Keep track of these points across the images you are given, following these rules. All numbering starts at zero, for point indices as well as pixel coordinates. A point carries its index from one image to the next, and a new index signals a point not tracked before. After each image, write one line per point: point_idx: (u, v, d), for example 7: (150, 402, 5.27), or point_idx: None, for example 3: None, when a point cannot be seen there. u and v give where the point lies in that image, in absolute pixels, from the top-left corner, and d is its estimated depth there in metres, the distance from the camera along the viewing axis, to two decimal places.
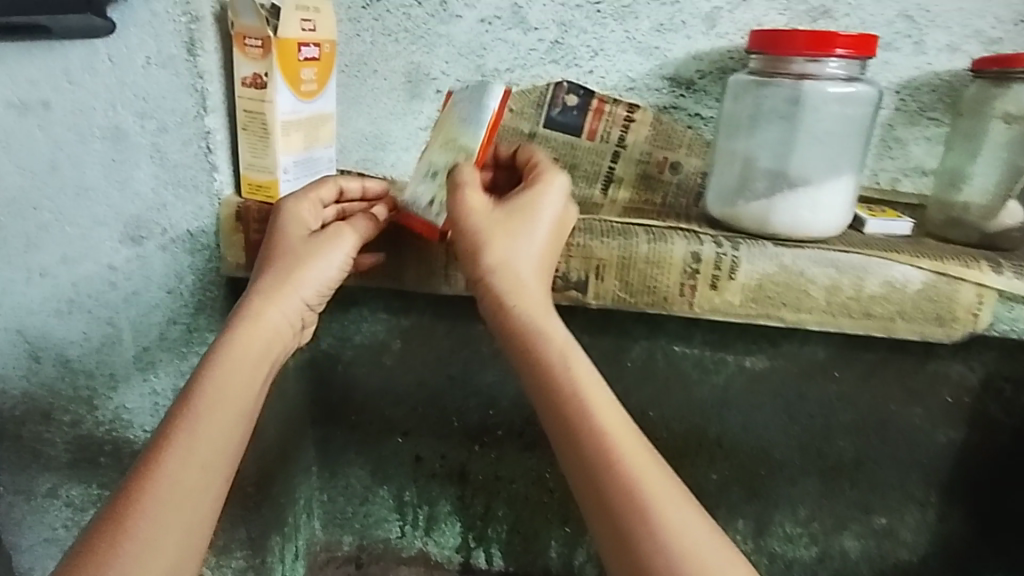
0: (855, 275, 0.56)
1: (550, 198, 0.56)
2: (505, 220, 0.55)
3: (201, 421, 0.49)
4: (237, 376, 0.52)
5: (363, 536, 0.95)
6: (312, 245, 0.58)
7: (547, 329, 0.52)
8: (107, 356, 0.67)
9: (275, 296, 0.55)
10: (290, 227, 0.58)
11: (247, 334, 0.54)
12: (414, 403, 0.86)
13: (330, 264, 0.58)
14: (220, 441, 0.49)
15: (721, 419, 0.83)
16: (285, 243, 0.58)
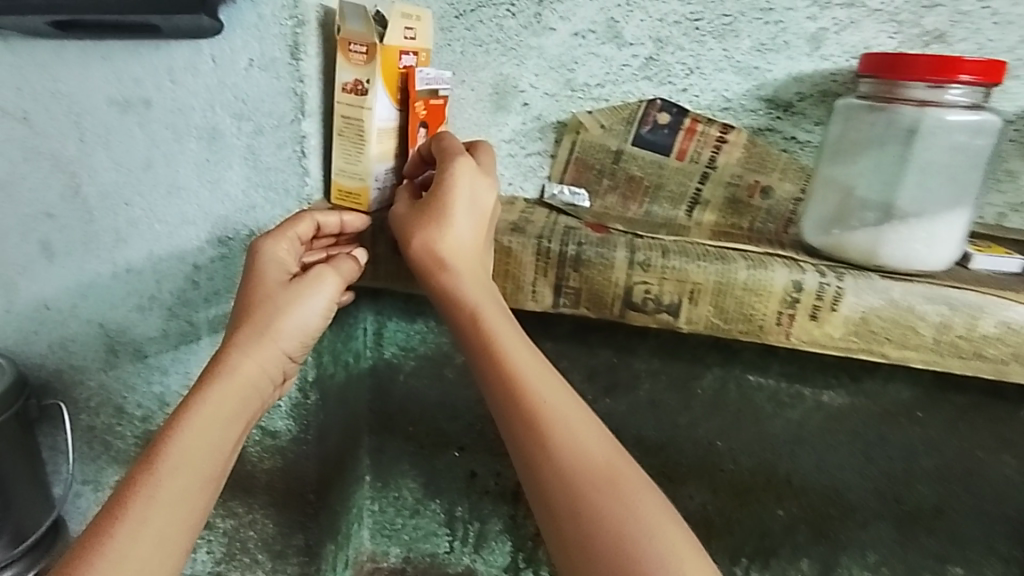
0: (970, 315, 0.53)
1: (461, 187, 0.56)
2: (423, 226, 0.56)
3: (170, 478, 0.47)
4: (209, 434, 0.49)
5: (410, 549, 0.93)
6: (291, 289, 0.55)
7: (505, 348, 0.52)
8: (183, 354, 0.68)
9: (255, 344, 0.53)
10: (267, 273, 0.55)
11: (226, 386, 0.51)
12: (473, 417, 0.85)
13: (313, 308, 0.55)
14: (184, 501, 0.47)
15: (793, 455, 0.79)
16: (265, 289, 0.54)
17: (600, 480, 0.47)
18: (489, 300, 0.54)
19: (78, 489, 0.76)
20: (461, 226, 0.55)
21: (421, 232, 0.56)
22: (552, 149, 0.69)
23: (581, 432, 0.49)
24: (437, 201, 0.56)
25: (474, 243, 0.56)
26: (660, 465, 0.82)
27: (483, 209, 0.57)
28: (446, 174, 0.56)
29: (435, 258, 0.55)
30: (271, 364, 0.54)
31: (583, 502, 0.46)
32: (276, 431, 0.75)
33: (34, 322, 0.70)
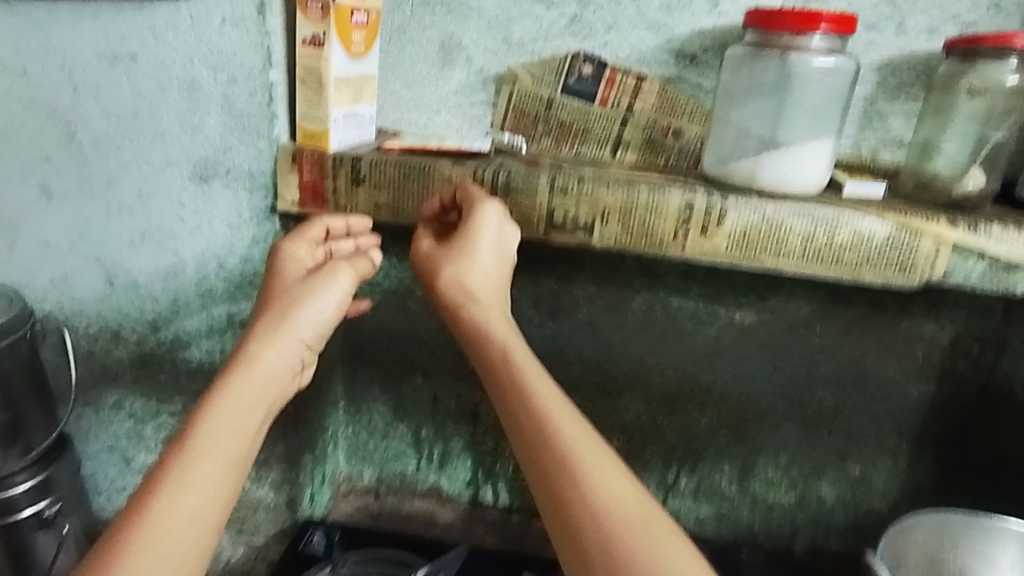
0: (829, 226, 0.64)
1: (487, 228, 0.65)
2: (450, 263, 0.65)
3: (206, 453, 0.53)
4: (238, 415, 0.55)
5: (382, 469, 1.05)
6: (308, 284, 0.64)
7: (513, 353, 0.60)
8: (173, 283, 0.77)
9: (276, 335, 0.60)
10: (287, 274, 0.65)
11: (250, 374, 0.58)
12: (434, 343, 0.95)
13: (324, 306, 0.63)
14: (219, 470, 0.52)
15: (712, 368, 0.91)
16: (284, 282, 0.64)
17: (591, 464, 0.53)
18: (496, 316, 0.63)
19: (80, 411, 0.85)
20: (482, 263, 0.65)
21: (449, 263, 0.65)
22: (494, 98, 0.78)
23: (577, 425, 0.55)
24: (462, 241, 0.65)
25: (489, 273, 0.66)
26: (599, 381, 0.94)
27: (502, 246, 0.66)
28: (473, 217, 0.65)
29: (463, 293, 0.64)
30: (290, 357, 0.60)
31: (580, 485, 0.52)
32: None
33: (35, 258, 0.79)
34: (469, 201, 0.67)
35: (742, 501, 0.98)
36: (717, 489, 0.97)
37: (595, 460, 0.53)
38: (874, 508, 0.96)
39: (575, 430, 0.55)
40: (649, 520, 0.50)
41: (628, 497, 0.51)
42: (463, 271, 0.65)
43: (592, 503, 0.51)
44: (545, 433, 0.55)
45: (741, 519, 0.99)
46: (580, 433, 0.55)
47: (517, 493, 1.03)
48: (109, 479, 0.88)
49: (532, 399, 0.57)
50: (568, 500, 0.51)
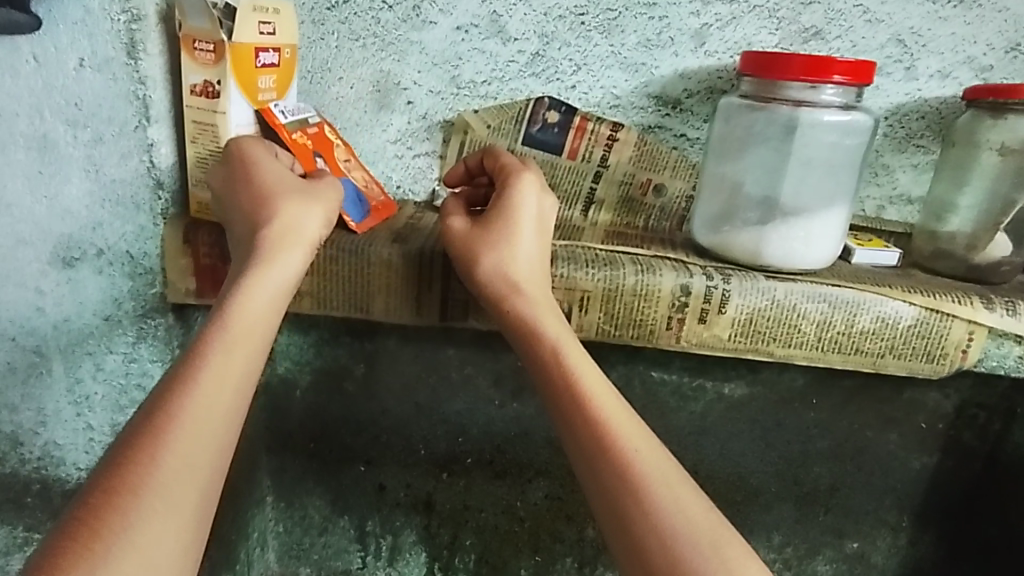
0: (848, 312, 0.54)
1: (527, 197, 0.53)
2: (489, 243, 0.52)
3: (193, 410, 0.41)
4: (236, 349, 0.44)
5: (321, 568, 0.89)
6: (295, 191, 0.51)
7: (568, 344, 0.49)
8: (34, 389, 0.59)
9: (271, 269, 0.48)
10: (263, 174, 0.51)
11: (239, 319, 0.45)
12: (377, 430, 0.81)
13: (306, 217, 0.51)
14: (210, 423, 0.41)
15: (697, 447, 0.81)
16: (267, 184, 0.51)
17: (661, 471, 0.43)
18: (543, 293, 0.52)
19: None
20: (525, 244, 0.52)
21: (487, 245, 0.52)
22: (440, 150, 0.65)
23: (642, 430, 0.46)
24: (502, 210, 0.53)
25: (539, 250, 0.53)
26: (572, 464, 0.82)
27: (548, 219, 0.54)
28: (512, 187, 0.53)
29: (508, 283, 0.52)
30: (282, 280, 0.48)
31: (645, 499, 0.42)
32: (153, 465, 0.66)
33: None
34: (505, 171, 0.55)
35: None
36: None
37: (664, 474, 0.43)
38: None
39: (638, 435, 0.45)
40: (721, 537, 0.41)
41: (700, 516, 0.42)
42: (511, 254, 0.52)
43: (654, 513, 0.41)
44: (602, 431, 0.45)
45: None
46: (640, 435, 0.45)
47: None
48: None
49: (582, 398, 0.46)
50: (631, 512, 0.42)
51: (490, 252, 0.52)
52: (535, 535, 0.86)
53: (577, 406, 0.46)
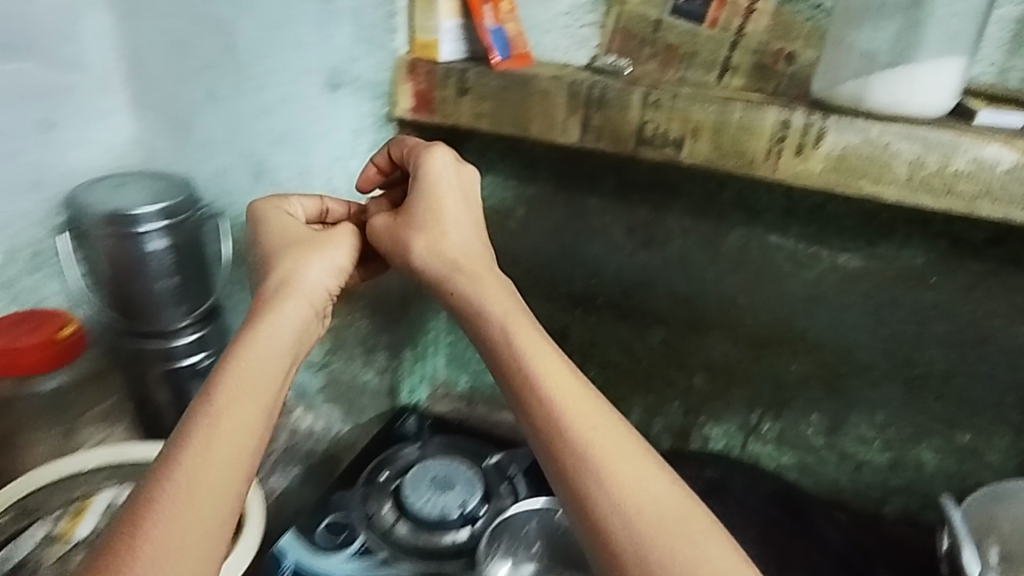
0: (942, 154, 0.60)
1: (437, 165, 0.70)
2: (415, 228, 0.68)
3: (224, 431, 0.53)
4: (256, 388, 0.56)
5: (476, 380, 1.11)
6: (308, 258, 0.67)
7: (513, 337, 0.59)
8: (303, 183, 0.87)
9: (283, 322, 0.61)
10: (286, 232, 0.70)
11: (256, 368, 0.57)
12: (529, 265, 1.00)
13: (315, 282, 0.66)
14: (232, 447, 0.52)
15: (808, 314, 0.88)
16: (287, 246, 0.68)
17: (609, 448, 0.52)
18: (484, 289, 0.63)
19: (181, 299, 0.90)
20: (450, 225, 0.68)
21: (416, 233, 0.68)
22: (601, 21, 0.80)
23: (591, 407, 0.55)
24: (419, 204, 0.68)
25: (459, 233, 0.68)
26: (687, 315, 0.95)
27: (466, 186, 0.70)
28: (423, 171, 0.69)
29: (449, 266, 0.66)
30: (297, 314, 0.63)
31: (592, 475, 0.51)
32: None
33: (200, 155, 0.91)
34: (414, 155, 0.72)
35: (829, 455, 0.95)
36: (803, 439, 0.96)
37: (625, 456, 0.52)
38: (983, 483, 0.90)
39: (597, 429, 0.53)
40: (687, 512, 0.50)
41: (665, 493, 0.50)
42: (436, 242, 0.67)
43: (614, 490, 0.50)
44: (551, 416, 0.54)
45: (826, 475, 0.96)
46: (598, 419, 0.54)
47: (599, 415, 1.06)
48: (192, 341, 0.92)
49: (540, 394, 0.55)
50: (586, 485, 0.50)
51: (421, 239, 0.67)
52: (650, 375, 1.01)
53: (539, 400, 0.55)
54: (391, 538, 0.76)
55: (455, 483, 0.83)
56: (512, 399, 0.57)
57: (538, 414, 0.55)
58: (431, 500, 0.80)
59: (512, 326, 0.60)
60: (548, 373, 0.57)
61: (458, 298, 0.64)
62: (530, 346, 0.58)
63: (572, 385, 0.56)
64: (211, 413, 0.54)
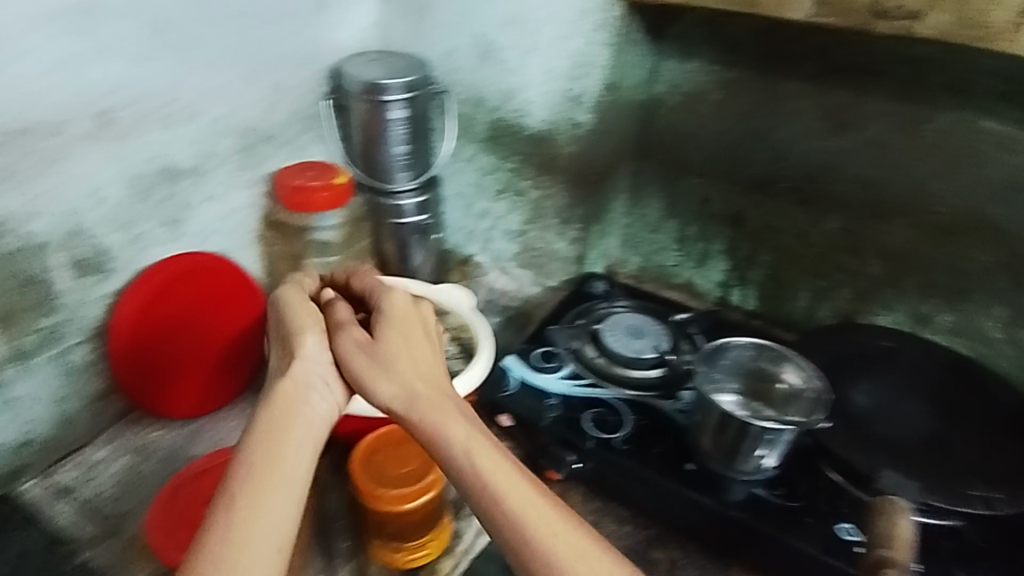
0: None
1: (397, 344, 0.69)
2: (376, 377, 0.67)
3: (257, 491, 0.57)
4: (276, 451, 0.60)
5: (647, 261, 1.21)
6: (302, 346, 0.69)
7: (472, 440, 0.62)
8: (528, 62, 0.99)
9: (297, 399, 0.65)
10: (293, 319, 0.71)
11: (275, 440, 0.61)
12: (716, 149, 1.07)
13: (325, 369, 0.68)
14: (263, 504, 0.56)
15: (1006, 202, 0.89)
16: (297, 326, 0.70)
17: (553, 526, 0.56)
18: (440, 395, 0.66)
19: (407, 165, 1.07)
20: (407, 375, 0.67)
21: (380, 378, 0.67)
22: None
23: (532, 492, 0.59)
24: (360, 364, 0.68)
25: (418, 370, 0.68)
26: (870, 201, 0.98)
27: (427, 361, 0.70)
28: (385, 336, 0.70)
29: (412, 406, 0.65)
30: (297, 386, 0.66)
31: (530, 557, 0.55)
32: (580, 122, 1.03)
33: (435, 36, 1.05)
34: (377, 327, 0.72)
35: (1007, 349, 0.97)
36: (978, 331, 0.98)
37: (595, 563, 0.55)
38: None
39: (566, 529, 0.56)
40: None
41: None
42: (401, 387, 0.66)
43: None
44: (496, 515, 0.57)
45: (997, 367, 0.99)
46: (573, 533, 0.56)
47: (764, 299, 1.14)
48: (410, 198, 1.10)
49: (504, 503, 0.58)
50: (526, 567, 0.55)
51: (382, 386, 0.67)
52: (821, 261, 1.06)
53: (504, 510, 0.57)
54: (593, 366, 0.91)
55: (646, 333, 0.95)
56: (466, 500, 0.60)
57: (501, 518, 0.57)
58: (627, 342, 0.93)
59: (463, 433, 0.62)
60: (512, 487, 0.59)
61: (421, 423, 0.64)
62: (472, 441, 0.62)
63: (529, 491, 0.59)
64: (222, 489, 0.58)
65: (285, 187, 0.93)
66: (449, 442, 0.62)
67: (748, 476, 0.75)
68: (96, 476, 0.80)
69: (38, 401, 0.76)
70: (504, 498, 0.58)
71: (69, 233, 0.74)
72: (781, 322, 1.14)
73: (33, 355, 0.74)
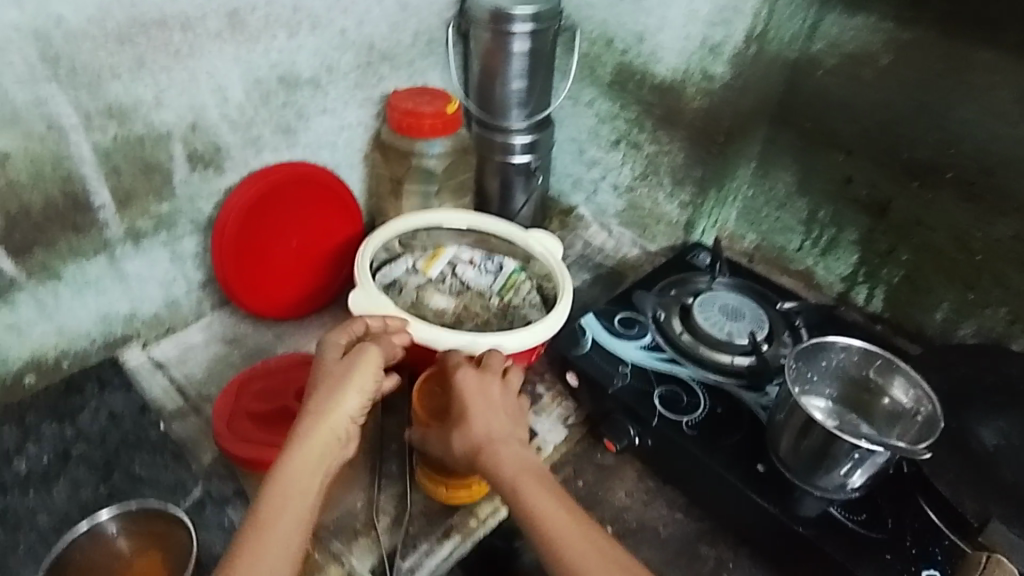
0: None
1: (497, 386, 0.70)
2: (481, 418, 0.68)
3: (273, 534, 0.55)
4: (298, 484, 0.58)
5: (765, 239, 1.10)
6: (342, 389, 0.64)
7: (520, 479, 0.63)
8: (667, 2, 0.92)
9: (322, 428, 0.62)
10: (331, 358, 0.67)
11: (295, 473, 0.59)
12: (872, 123, 0.93)
13: (354, 397, 0.64)
14: (279, 550, 0.54)
15: None
16: (329, 365, 0.67)
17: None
18: (491, 438, 0.66)
19: (526, 99, 1.03)
20: (497, 423, 0.68)
21: (477, 419, 0.68)
22: None
23: (585, 537, 0.58)
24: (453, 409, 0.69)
25: (488, 422, 0.68)
26: None
27: (511, 405, 0.70)
28: (493, 383, 0.70)
29: (493, 448, 0.65)
30: (338, 420, 0.63)
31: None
32: (714, 75, 0.93)
33: None
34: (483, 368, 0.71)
35: None
36: None
37: None
38: None
39: None
40: None
41: None
42: (485, 431, 0.66)
43: None
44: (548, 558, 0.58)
45: None
46: None
47: (893, 303, 1.00)
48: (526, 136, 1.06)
49: (565, 558, 0.57)
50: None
51: (479, 424, 0.67)
52: (976, 270, 0.90)
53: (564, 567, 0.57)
54: (678, 342, 0.84)
55: (744, 316, 0.86)
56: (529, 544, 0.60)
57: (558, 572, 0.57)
58: (719, 323, 0.85)
59: (512, 474, 0.63)
60: (572, 542, 0.58)
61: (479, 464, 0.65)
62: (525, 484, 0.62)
63: (590, 545, 0.58)
64: (262, 519, 0.56)
65: (397, 111, 0.91)
66: (517, 495, 0.62)
67: (827, 494, 0.67)
68: (191, 357, 0.86)
69: (148, 279, 0.83)
70: (564, 552, 0.57)
71: (189, 126, 0.78)
72: (909, 332, 0.99)
73: (148, 236, 0.81)
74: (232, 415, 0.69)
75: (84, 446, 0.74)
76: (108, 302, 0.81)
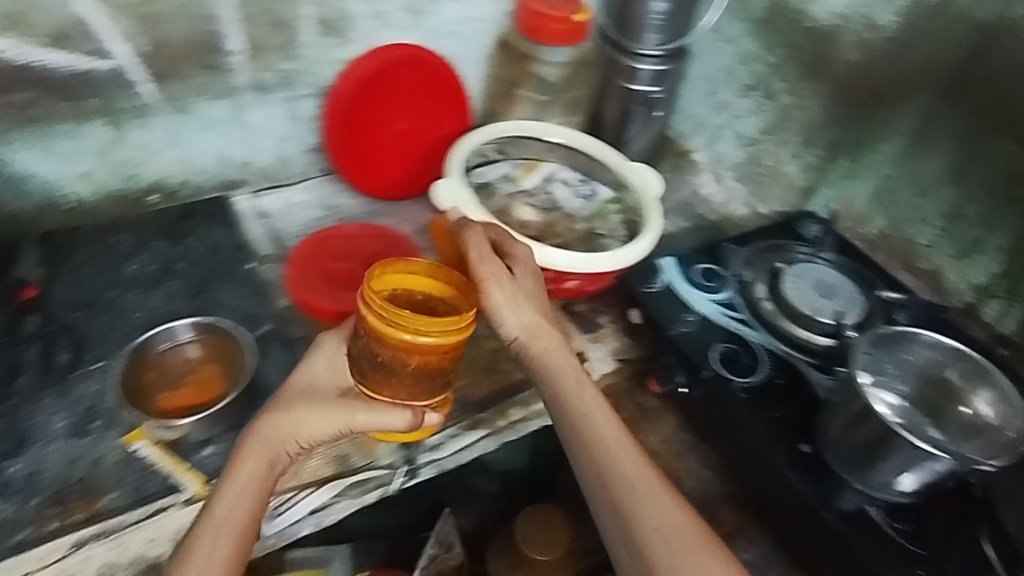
0: None
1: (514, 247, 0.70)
2: (505, 290, 0.65)
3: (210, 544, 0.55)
4: (246, 496, 0.57)
5: (892, 227, 0.93)
6: (322, 406, 0.60)
7: (575, 382, 0.63)
8: None
9: (282, 437, 0.60)
10: (318, 372, 0.63)
11: (240, 485, 0.58)
12: None
13: (326, 413, 0.60)
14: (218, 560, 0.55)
15: None
16: (313, 381, 0.63)
17: (686, 550, 0.54)
18: (560, 353, 0.65)
19: (666, 22, 0.96)
20: (524, 281, 0.67)
21: (505, 302, 0.64)
22: None
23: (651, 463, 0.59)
24: (490, 280, 0.65)
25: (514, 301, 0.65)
26: None
27: (526, 262, 0.69)
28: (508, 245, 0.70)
29: (533, 332, 0.65)
30: (332, 430, 0.60)
31: (639, 501, 0.56)
32: (879, 24, 0.85)
33: None
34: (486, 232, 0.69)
35: None
36: None
37: None
38: None
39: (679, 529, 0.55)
40: None
41: None
42: (525, 315, 0.65)
43: None
44: (598, 456, 0.59)
45: None
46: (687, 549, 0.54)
47: None
48: (656, 64, 1.00)
49: (623, 459, 0.58)
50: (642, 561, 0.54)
51: (508, 304, 0.64)
52: None
53: (619, 469, 0.58)
54: (755, 305, 0.80)
55: (836, 295, 0.80)
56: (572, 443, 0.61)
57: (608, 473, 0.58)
58: (807, 296, 0.79)
59: (572, 385, 0.63)
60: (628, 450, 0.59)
61: (545, 373, 0.64)
62: (592, 407, 0.62)
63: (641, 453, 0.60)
64: (205, 524, 0.56)
65: (526, 11, 0.89)
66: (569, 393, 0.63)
67: (869, 489, 0.63)
68: (290, 212, 0.92)
69: (265, 131, 0.89)
70: (620, 457, 0.59)
71: None
72: None
73: (271, 90, 0.86)
74: (311, 261, 0.79)
75: (185, 265, 0.82)
76: (227, 144, 0.88)
